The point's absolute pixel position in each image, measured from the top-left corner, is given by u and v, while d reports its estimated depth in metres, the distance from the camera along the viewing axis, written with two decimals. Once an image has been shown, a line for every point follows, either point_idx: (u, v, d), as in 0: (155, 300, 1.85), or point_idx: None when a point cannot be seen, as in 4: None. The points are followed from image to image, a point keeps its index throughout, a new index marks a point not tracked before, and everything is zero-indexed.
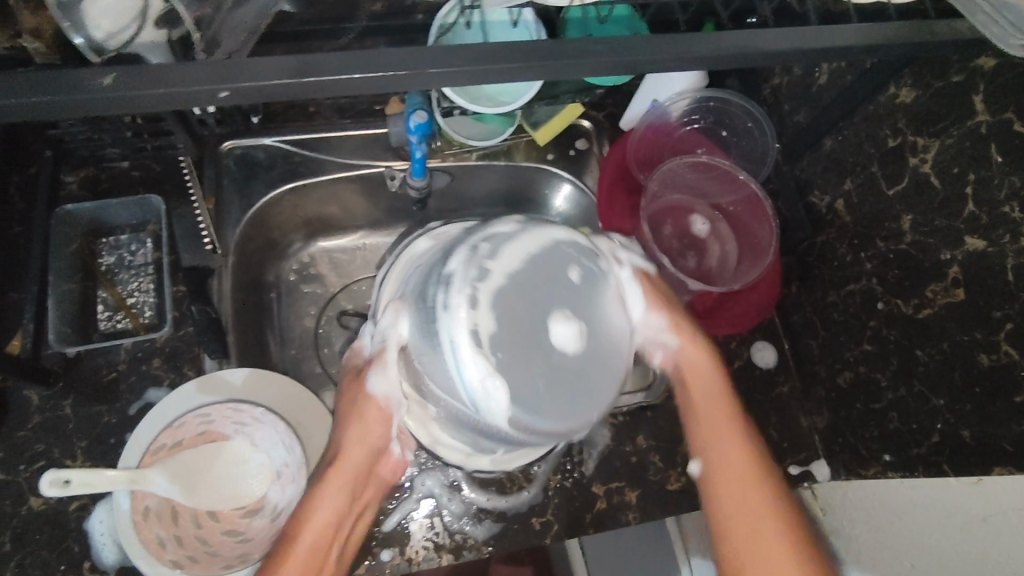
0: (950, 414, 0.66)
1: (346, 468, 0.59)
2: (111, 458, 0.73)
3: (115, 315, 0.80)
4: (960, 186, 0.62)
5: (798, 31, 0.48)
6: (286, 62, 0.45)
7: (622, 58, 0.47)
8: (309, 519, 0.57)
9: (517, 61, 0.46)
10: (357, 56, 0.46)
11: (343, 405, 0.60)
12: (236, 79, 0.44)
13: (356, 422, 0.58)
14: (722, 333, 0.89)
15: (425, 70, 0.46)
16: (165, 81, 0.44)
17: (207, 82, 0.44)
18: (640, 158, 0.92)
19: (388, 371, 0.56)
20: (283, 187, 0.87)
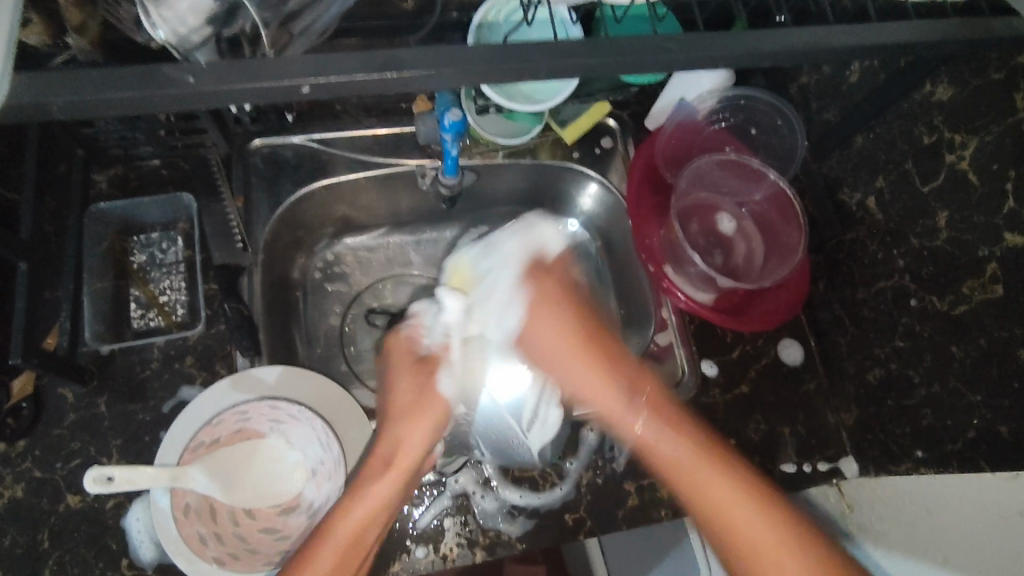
0: (987, 410, 0.66)
1: (408, 460, 0.63)
2: (146, 456, 0.73)
3: (147, 313, 0.80)
4: (1000, 182, 0.62)
5: (855, 29, 0.47)
6: (371, 58, 0.44)
7: (687, 53, 0.46)
8: (353, 511, 0.59)
9: (587, 56, 0.45)
10: (440, 52, 0.44)
11: (404, 399, 0.67)
12: (320, 72, 0.43)
13: (426, 416, 0.66)
14: (756, 329, 0.83)
15: (483, 68, 0.45)
16: (251, 76, 0.42)
17: (291, 76, 0.43)
18: (668, 156, 0.91)
19: (455, 371, 0.69)
20: (312, 185, 0.87)
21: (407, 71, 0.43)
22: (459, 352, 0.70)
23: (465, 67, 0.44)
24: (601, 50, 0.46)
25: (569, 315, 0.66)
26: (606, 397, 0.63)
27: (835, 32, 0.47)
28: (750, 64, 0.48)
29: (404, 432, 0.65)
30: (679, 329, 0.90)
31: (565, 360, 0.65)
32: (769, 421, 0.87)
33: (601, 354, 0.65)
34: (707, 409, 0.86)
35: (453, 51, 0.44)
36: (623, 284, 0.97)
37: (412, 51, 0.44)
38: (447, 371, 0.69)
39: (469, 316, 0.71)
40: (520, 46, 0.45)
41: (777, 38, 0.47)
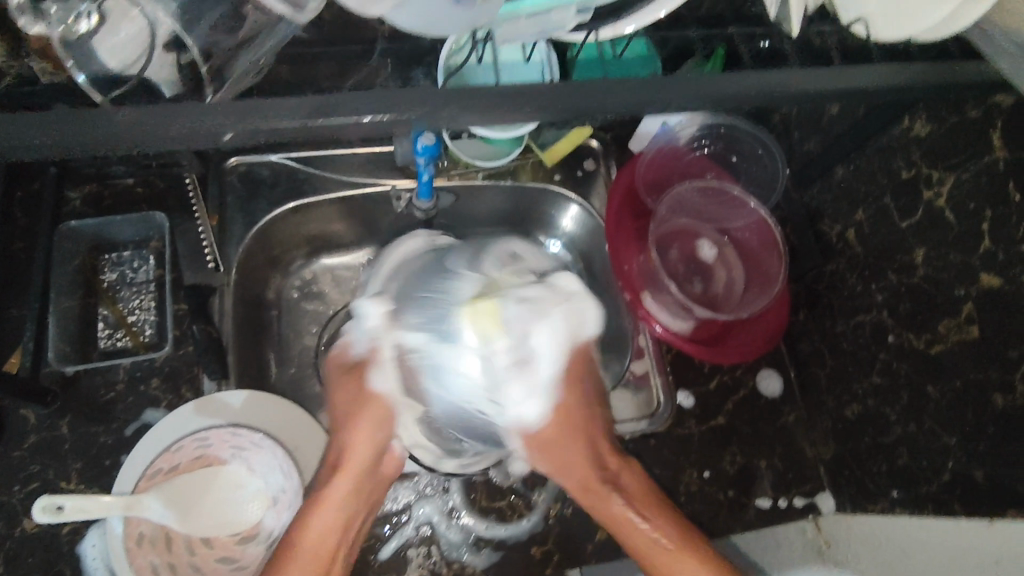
0: (961, 454, 0.64)
1: (356, 459, 0.65)
2: (105, 480, 0.72)
3: (115, 333, 0.78)
4: (976, 223, 0.60)
5: (816, 75, 0.46)
6: (304, 102, 0.43)
7: (642, 99, 0.45)
8: (320, 512, 0.63)
9: (541, 101, 0.45)
10: (380, 95, 0.44)
11: (342, 403, 0.67)
12: (249, 117, 0.42)
13: (365, 419, 0.65)
14: (732, 362, 0.82)
15: (437, 112, 0.44)
16: (177, 121, 0.41)
17: (216, 121, 0.42)
18: (648, 181, 0.89)
19: (389, 368, 0.66)
20: (286, 206, 0.85)
21: (340, 117, 0.43)
22: (439, 352, 0.62)
23: (415, 110, 0.44)
24: (553, 95, 0.45)
25: (576, 398, 0.65)
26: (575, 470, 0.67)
27: (799, 77, 0.46)
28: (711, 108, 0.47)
29: (352, 438, 0.65)
30: (655, 357, 0.88)
31: (567, 444, 0.66)
32: (745, 454, 0.85)
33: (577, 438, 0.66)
34: (682, 440, 0.85)
35: (396, 95, 0.44)
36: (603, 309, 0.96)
37: (348, 94, 0.44)
38: (378, 367, 0.66)
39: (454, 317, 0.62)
40: (474, 91, 0.45)
41: (742, 83, 0.46)
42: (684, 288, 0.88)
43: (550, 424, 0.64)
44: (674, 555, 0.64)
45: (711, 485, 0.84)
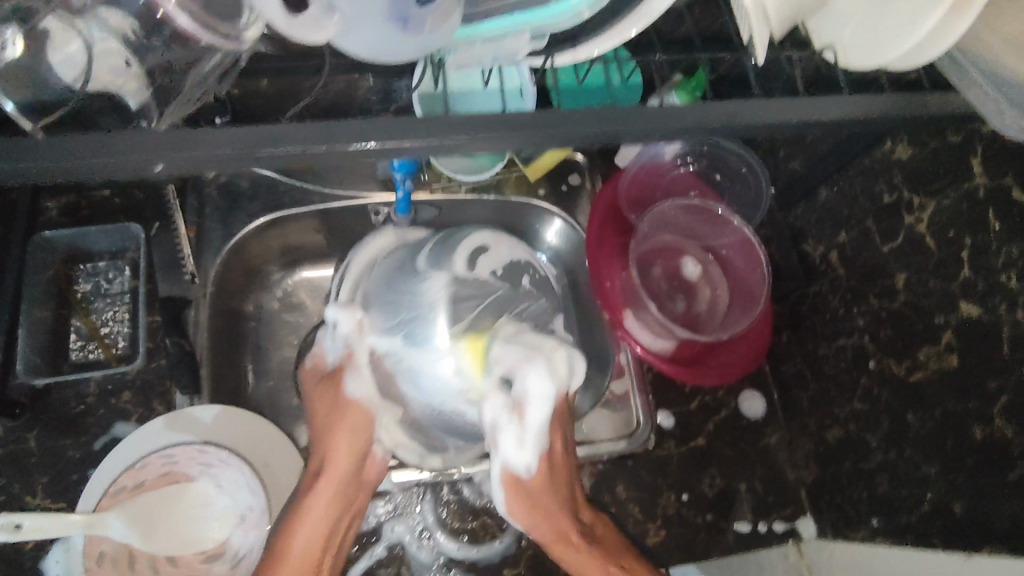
0: (941, 484, 0.63)
1: (336, 466, 0.65)
2: (72, 495, 0.71)
3: (87, 344, 0.77)
4: (956, 250, 0.59)
5: (781, 106, 0.45)
6: (241, 133, 0.41)
7: (593, 130, 0.44)
8: (304, 525, 0.62)
9: (488, 132, 0.44)
10: (318, 124, 0.42)
11: (320, 412, 0.68)
12: (178, 149, 0.40)
13: (344, 426, 0.66)
14: (711, 384, 0.81)
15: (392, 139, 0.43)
16: (104, 151, 0.40)
17: (145, 152, 0.40)
18: (631, 198, 0.88)
19: (364, 374, 0.69)
20: (264, 218, 0.84)
21: (278, 149, 0.41)
22: (414, 355, 0.69)
23: (368, 137, 0.42)
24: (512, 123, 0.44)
25: (546, 458, 0.68)
26: (544, 530, 0.69)
27: (769, 106, 0.45)
28: (669, 140, 0.46)
29: (330, 447, 0.66)
30: (636, 376, 0.87)
31: (542, 504, 0.68)
32: (725, 476, 0.84)
33: (551, 498, 0.68)
34: (661, 461, 0.83)
35: (333, 124, 0.42)
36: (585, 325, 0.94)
37: (291, 125, 0.42)
38: (353, 373, 0.68)
39: (437, 325, 0.70)
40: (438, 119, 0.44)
41: (697, 113, 0.45)
42: (666, 307, 0.86)
43: (513, 494, 0.68)
44: None
45: (689, 508, 0.82)
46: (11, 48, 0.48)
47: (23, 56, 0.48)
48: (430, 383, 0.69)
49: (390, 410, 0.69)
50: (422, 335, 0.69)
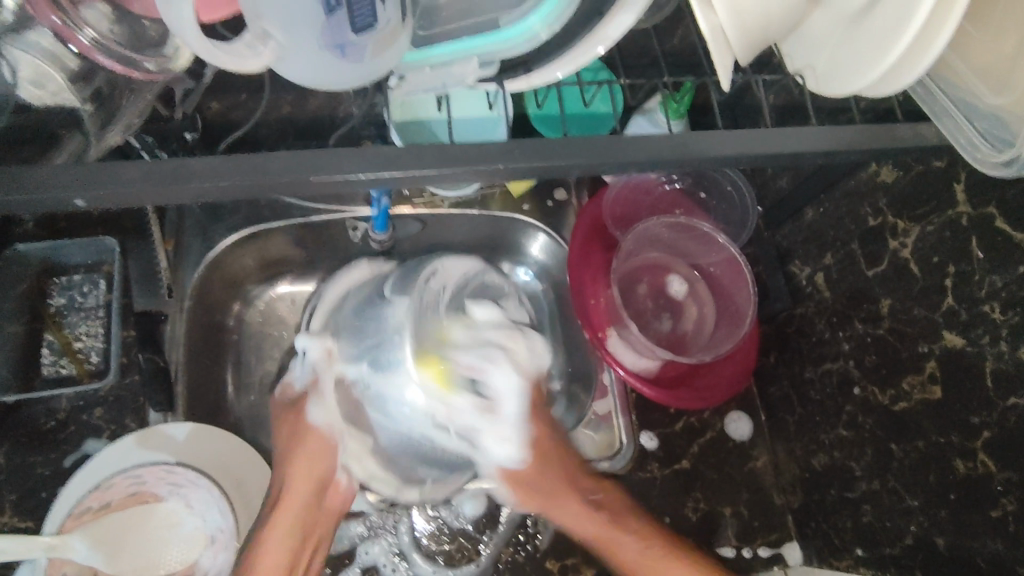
0: (924, 518, 0.61)
1: (297, 495, 0.65)
2: (40, 513, 0.70)
3: (59, 360, 0.75)
4: (939, 278, 0.58)
5: (750, 135, 0.44)
6: (157, 166, 0.40)
7: (535, 163, 0.42)
8: (262, 560, 0.62)
9: (427, 168, 0.41)
10: (246, 158, 0.40)
11: (283, 438, 0.67)
12: (95, 185, 0.39)
13: (299, 456, 0.65)
14: (690, 407, 0.79)
15: (343, 172, 0.41)
16: (30, 186, 0.39)
17: (62, 188, 0.39)
18: (616, 215, 0.86)
19: (328, 400, 0.66)
20: (244, 231, 0.83)
21: (210, 181, 0.39)
22: (382, 380, 0.62)
23: (316, 171, 0.40)
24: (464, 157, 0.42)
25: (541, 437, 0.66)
26: (563, 513, 0.68)
27: (728, 137, 0.44)
28: (624, 172, 0.44)
29: (289, 477, 0.65)
30: (619, 396, 0.85)
31: (552, 494, 0.67)
32: (709, 501, 0.81)
33: (556, 481, 0.67)
34: (644, 484, 0.81)
35: (267, 159, 0.40)
36: (569, 340, 0.91)
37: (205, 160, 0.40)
38: (316, 398, 0.66)
39: (399, 347, 0.61)
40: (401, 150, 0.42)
41: (646, 146, 0.43)
42: (650, 325, 0.84)
43: (525, 477, 0.66)
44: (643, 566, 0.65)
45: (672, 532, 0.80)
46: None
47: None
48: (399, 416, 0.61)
49: (356, 435, 0.65)
50: (387, 358, 0.62)
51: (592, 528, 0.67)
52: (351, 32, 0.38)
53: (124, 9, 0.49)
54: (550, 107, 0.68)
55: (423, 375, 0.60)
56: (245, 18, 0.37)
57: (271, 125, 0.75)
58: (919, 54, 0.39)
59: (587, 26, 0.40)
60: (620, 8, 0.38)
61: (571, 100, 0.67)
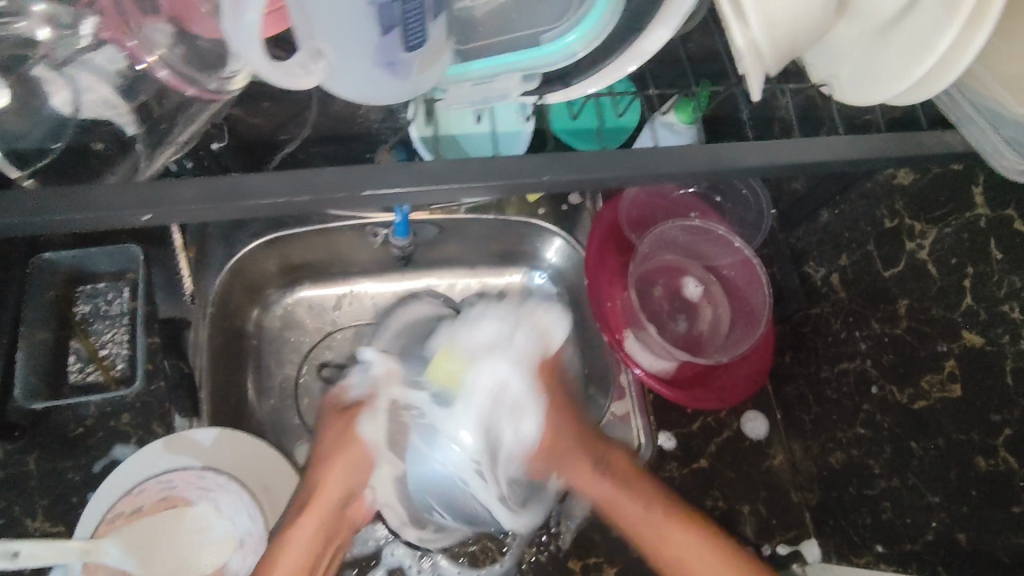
0: (945, 515, 0.62)
1: (326, 500, 0.61)
2: (71, 518, 0.71)
3: (86, 367, 0.76)
4: (959, 278, 0.59)
5: (779, 144, 0.45)
6: (211, 185, 0.41)
7: (572, 174, 0.43)
8: (285, 559, 0.57)
9: (467, 180, 0.42)
10: (297, 175, 0.42)
11: (323, 443, 0.65)
12: (155, 203, 0.40)
13: (345, 457, 0.63)
14: (711, 408, 0.80)
15: (384, 187, 0.42)
16: (87, 203, 0.40)
17: (124, 206, 0.40)
18: (631, 218, 0.87)
19: (380, 417, 0.67)
20: (264, 239, 0.84)
21: (264, 199, 0.41)
22: (442, 419, 0.67)
23: (364, 185, 0.42)
24: (502, 169, 0.43)
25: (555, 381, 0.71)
26: (562, 440, 0.68)
27: (754, 147, 0.45)
28: (653, 181, 0.45)
29: (327, 477, 0.62)
30: (637, 398, 0.86)
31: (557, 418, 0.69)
32: (727, 499, 0.82)
33: (563, 411, 0.69)
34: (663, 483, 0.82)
35: (316, 174, 0.42)
36: (585, 341, 0.91)
37: (261, 176, 0.41)
38: (369, 414, 0.66)
39: (473, 394, 0.66)
40: (442, 163, 0.43)
41: (676, 156, 0.44)
42: (667, 326, 0.85)
43: (539, 406, 0.69)
44: (656, 524, 0.64)
45: None
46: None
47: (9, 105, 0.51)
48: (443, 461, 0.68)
49: (390, 460, 0.66)
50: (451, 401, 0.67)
51: (592, 484, 0.67)
52: (404, 51, 0.38)
53: (185, 30, 0.52)
54: (586, 122, 0.69)
55: (483, 423, 0.67)
56: (298, 36, 0.37)
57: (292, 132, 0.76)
58: (948, 67, 0.41)
59: (626, 40, 0.43)
60: (658, 23, 0.40)
61: (606, 113, 0.69)
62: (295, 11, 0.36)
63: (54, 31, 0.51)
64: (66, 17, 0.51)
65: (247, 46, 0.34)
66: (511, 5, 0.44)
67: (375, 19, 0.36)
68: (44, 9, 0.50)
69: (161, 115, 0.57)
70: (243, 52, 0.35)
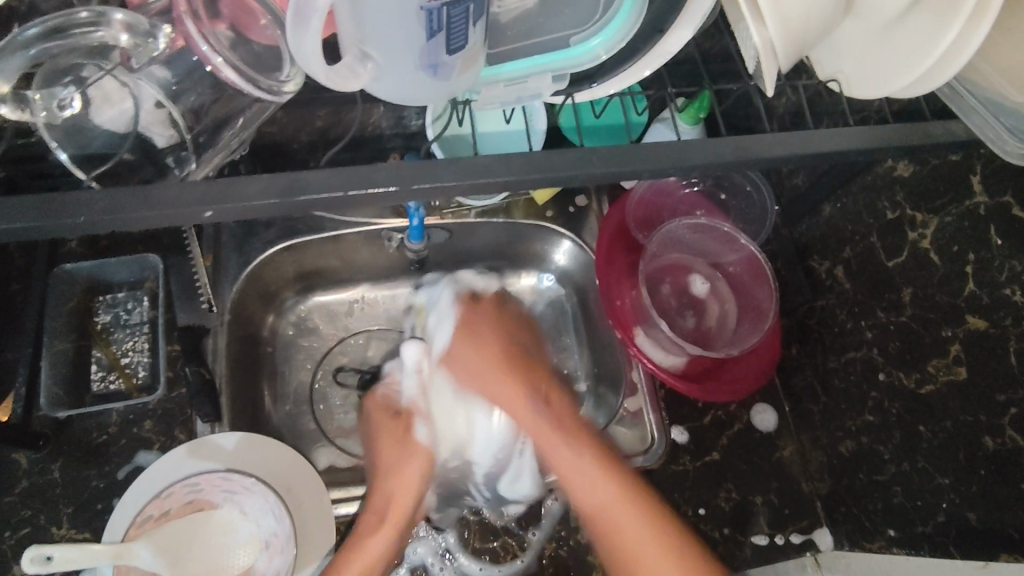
0: (955, 495, 0.64)
1: (400, 509, 0.68)
2: (96, 525, 0.72)
3: (108, 375, 0.78)
4: (960, 265, 0.61)
5: (793, 137, 0.47)
6: (272, 181, 0.43)
7: (606, 170, 0.45)
8: (352, 565, 0.64)
9: (504, 177, 0.44)
10: (342, 172, 0.43)
11: (388, 453, 0.72)
12: (217, 200, 0.42)
13: (411, 471, 0.70)
14: (722, 401, 0.81)
15: (419, 186, 0.43)
16: (143, 205, 0.41)
17: (188, 204, 0.41)
18: (639, 218, 0.89)
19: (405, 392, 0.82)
20: (279, 246, 0.85)
21: (321, 194, 0.42)
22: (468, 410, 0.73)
23: (418, 180, 0.43)
24: (533, 167, 0.45)
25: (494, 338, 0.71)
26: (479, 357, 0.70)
27: (775, 142, 0.47)
28: (678, 173, 0.47)
29: (399, 483, 0.69)
30: (649, 393, 0.87)
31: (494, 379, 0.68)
32: (740, 491, 0.83)
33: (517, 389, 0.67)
34: (677, 477, 0.83)
35: (365, 172, 0.43)
36: (594, 340, 0.93)
37: (315, 173, 0.43)
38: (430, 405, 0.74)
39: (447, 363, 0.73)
40: (481, 162, 0.45)
41: (697, 151, 0.46)
42: (676, 323, 0.87)
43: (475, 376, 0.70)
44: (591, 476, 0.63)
45: (706, 523, 0.81)
46: (72, 105, 0.49)
47: (82, 112, 0.50)
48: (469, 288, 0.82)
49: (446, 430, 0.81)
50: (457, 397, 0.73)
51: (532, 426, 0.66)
52: (444, 55, 0.40)
53: (242, 36, 0.52)
54: (611, 119, 0.71)
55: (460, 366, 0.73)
56: (345, 42, 0.40)
57: (304, 140, 0.77)
58: (962, 46, 0.44)
59: (648, 43, 0.47)
60: (681, 23, 0.45)
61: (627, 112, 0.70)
62: (348, 22, 0.39)
63: (132, 39, 0.49)
64: (145, 24, 0.49)
65: (306, 52, 0.37)
66: (537, 10, 0.46)
67: (422, 25, 0.38)
68: (123, 19, 0.49)
69: (201, 127, 0.55)
70: (303, 64, 0.38)
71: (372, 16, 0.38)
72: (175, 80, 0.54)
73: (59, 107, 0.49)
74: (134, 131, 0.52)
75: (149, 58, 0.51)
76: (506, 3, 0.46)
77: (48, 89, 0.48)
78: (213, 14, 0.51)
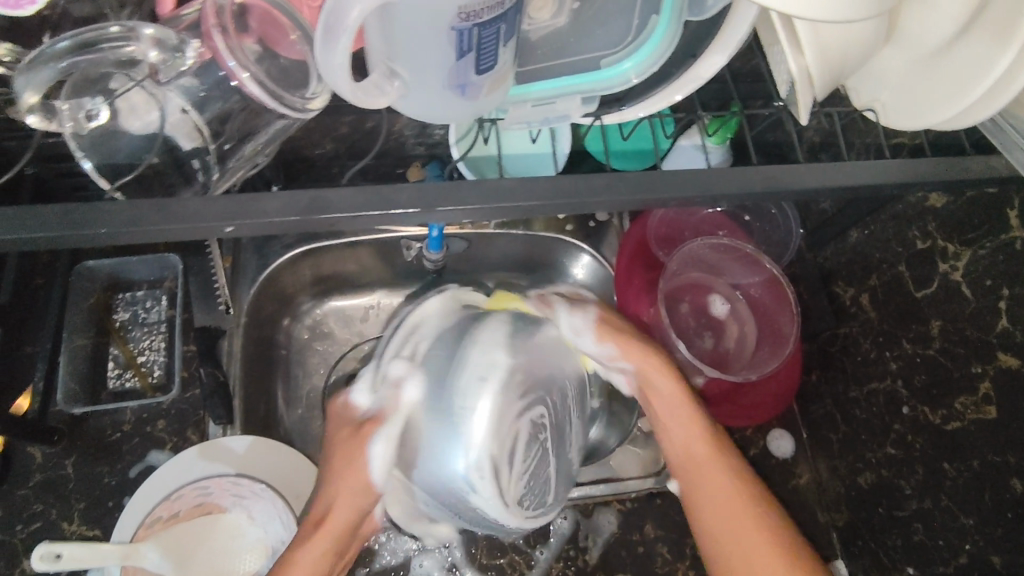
0: (979, 537, 0.62)
1: (337, 525, 0.59)
2: (107, 521, 0.72)
3: (124, 373, 0.78)
4: (994, 299, 0.60)
5: (829, 168, 0.46)
6: (295, 198, 0.42)
7: (635, 195, 0.44)
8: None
9: (530, 200, 0.44)
10: (365, 191, 0.43)
11: (333, 458, 0.59)
12: (241, 216, 0.42)
13: (348, 484, 0.59)
14: (740, 424, 0.83)
15: (439, 207, 0.43)
16: (165, 219, 0.41)
17: (211, 218, 0.41)
18: (660, 236, 0.89)
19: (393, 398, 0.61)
20: (298, 249, 0.83)
21: (345, 214, 0.42)
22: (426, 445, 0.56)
23: (440, 202, 0.43)
24: (560, 192, 0.44)
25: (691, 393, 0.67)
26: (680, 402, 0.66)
27: (807, 172, 0.46)
28: (707, 201, 0.46)
29: (335, 496, 0.59)
30: None
31: (706, 467, 0.64)
32: None
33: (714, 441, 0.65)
34: None
35: (387, 192, 0.43)
36: None
37: (338, 192, 0.43)
38: (379, 433, 0.57)
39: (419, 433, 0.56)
40: (511, 184, 0.44)
41: (727, 178, 0.45)
42: (692, 343, 0.85)
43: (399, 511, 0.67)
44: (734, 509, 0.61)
45: None
46: (99, 115, 0.49)
47: (109, 122, 0.50)
48: (429, 452, 0.56)
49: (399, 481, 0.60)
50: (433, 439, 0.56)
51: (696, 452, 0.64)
52: (474, 75, 0.40)
53: (271, 52, 0.52)
54: (638, 144, 0.70)
55: (442, 440, 0.56)
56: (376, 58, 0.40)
57: (327, 146, 0.77)
58: (1009, 78, 0.43)
59: (681, 66, 0.47)
60: (715, 50, 0.44)
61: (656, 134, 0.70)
62: (379, 39, 0.39)
63: (161, 54, 0.49)
64: (174, 39, 0.49)
65: (335, 66, 0.36)
66: (568, 29, 0.46)
67: (453, 45, 0.37)
68: (152, 33, 0.49)
69: (227, 134, 0.54)
70: (330, 79, 0.38)
71: (403, 37, 0.38)
72: (202, 88, 0.52)
73: (87, 118, 0.49)
74: (161, 136, 0.52)
75: (177, 72, 0.50)
76: (535, 21, 0.46)
77: (76, 100, 0.49)
78: (242, 27, 0.52)
